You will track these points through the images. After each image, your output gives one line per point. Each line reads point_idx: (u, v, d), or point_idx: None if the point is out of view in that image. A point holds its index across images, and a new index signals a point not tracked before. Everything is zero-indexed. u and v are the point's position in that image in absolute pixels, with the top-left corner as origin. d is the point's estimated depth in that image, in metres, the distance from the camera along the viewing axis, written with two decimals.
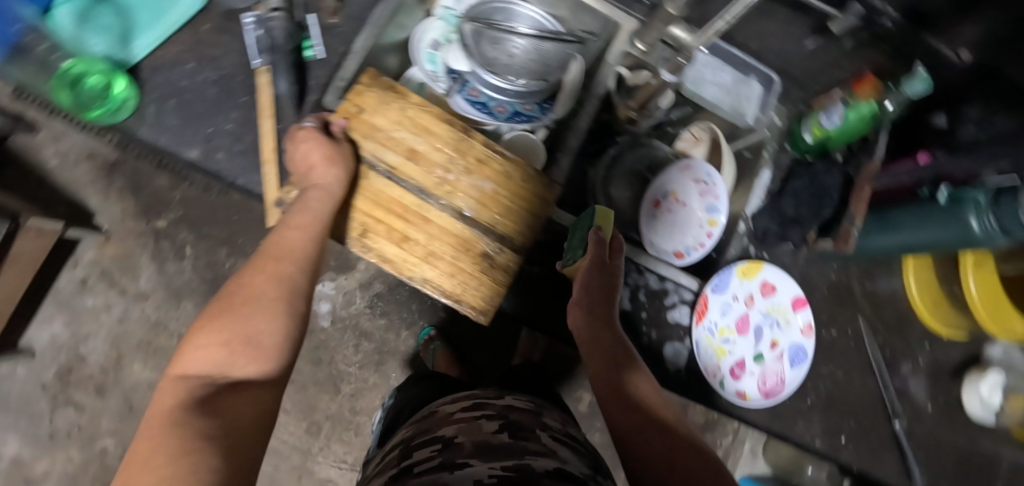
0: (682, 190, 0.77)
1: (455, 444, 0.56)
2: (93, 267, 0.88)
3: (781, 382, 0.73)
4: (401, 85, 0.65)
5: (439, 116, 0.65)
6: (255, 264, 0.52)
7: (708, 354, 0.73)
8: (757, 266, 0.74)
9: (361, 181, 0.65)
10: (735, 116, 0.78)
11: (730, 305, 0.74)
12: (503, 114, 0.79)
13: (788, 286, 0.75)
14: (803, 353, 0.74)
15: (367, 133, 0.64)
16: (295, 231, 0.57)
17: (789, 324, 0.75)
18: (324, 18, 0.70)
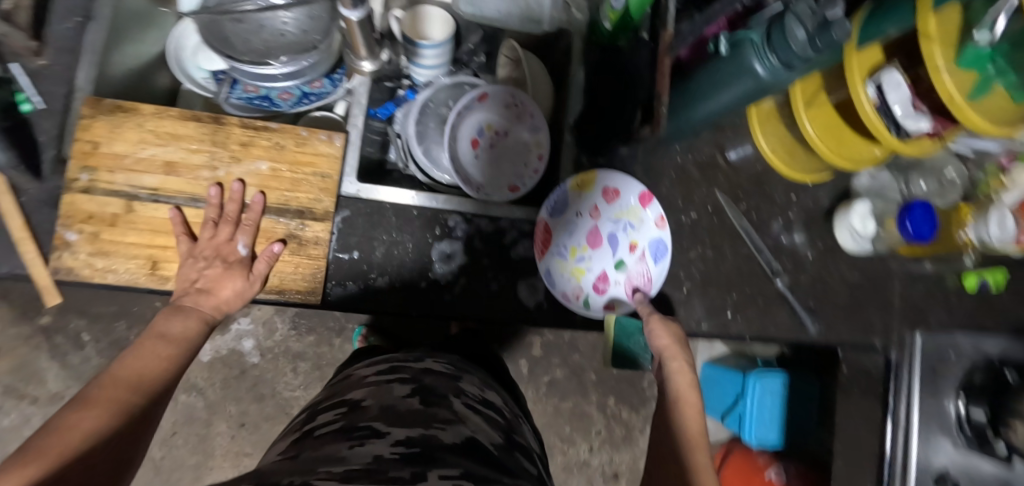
0: (496, 120, 0.72)
1: (360, 408, 0.45)
2: None
3: (649, 280, 0.70)
4: (127, 101, 0.61)
5: (183, 116, 0.62)
6: (122, 376, 0.41)
7: (566, 279, 0.69)
8: (590, 174, 0.70)
9: (126, 215, 0.60)
10: (529, 25, 0.77)
11: (576, 224, 0.71)
12: (289, 100, 0.73)
13: (630, 185, 0.71)
14: (664, 246, 0.70)
15: (111, 165, 0.60)
16: (165, 353, 0.47)
17: (642, 222, 0.71)
18: (29, 62, 0.64)
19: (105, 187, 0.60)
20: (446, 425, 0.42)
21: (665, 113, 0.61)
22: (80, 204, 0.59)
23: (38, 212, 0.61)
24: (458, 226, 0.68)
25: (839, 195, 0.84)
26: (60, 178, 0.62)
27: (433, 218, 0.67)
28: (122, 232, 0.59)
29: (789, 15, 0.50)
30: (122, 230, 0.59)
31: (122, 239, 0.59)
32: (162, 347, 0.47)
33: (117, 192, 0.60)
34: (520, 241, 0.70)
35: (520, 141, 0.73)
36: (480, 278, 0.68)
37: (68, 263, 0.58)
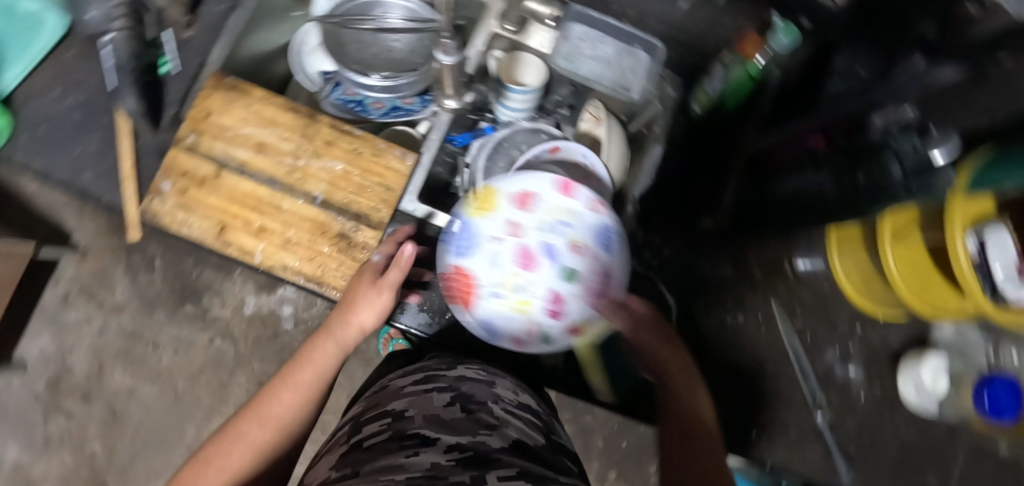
0: (562, 175, 0.72)
1: (406, 417, 0.47)
2: (73, 282, 1.11)
3: (605, 276, 0.57)
4: (244, 83, 0.68)
5: (285, 106, 0.68)
6: (240, 426, 0.45)
7: (509, 319, 0.57)
8: (488, 192, 0.58)
9: (214, 180, 0.66)
10: (617, 90, 0.73)
11: (499, 253, 0.56)
12: (379, 110, 0.78)
13: (541, 182, 0.58)
14: (610, 229, 0.58)
15: (215, 134, 0.66)
16: (286, 391, 0.49)
17: (577, 215, 0.57)
18: (177, 32, 0.72)
19: (204, 151, 0.66)
20: (491, 431, 0.46)
21: None
22: (181, 160, 0.66)
23: (146, 158, 0.68)
24: None
25: (913, 340, 0.76)
26: (172, 132, 0.69)
27: None
28: (207, 193, 0.65)
29: (889, 152, 0.46)
30: (207, 192, 0.65)
31: (205, 200, 0.65)
32: (289, 384, 0.50)
33: (212, 158, 0.66)
34: None
35: None
36: None
37: (156, 208, 0.65)
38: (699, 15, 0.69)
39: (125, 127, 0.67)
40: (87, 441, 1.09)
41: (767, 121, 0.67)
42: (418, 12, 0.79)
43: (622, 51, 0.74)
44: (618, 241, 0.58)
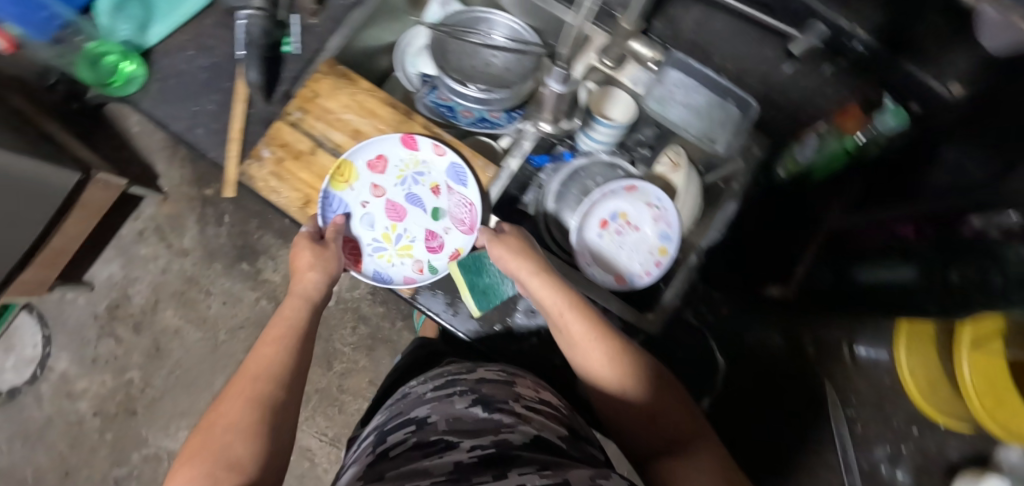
0: (633, 213, 0.73)
1: (429, 423, 0.55)
2: (148, 220, 1.57)
3: (470, 206, 0.74)
4: (353, 73, 0.73)
5: (384, 101, 0.74)
6: (237, 386, 0.54)
7: (398, 265, 0.76)
8: (344, 164, 0.72)
9: (309, 157, 0.72)
10: (703, 140, 0.72)
11: (370, 214, 0.76)
12: (467, 119, 0.81)
13: (389, 145, 0.74)
14: (460, 169, 0.74)
15: (318, 115, 0.72)
16: (268, 346, 0.59)
17: (427, 165, 0.76)
18: (305, 18, 0.76)
19: (306, 128, 0.72)
20: (513, 429, 0.52)
21: None
22: (284, 133, 0.71)
23: (255, 125, 0.74)
24: None
25: (971, 455, 0.74)
26: (281, 106, 0.75)
27: None
28: (300, 167, 0.71)
29: (999, 256, 0.45)
30: (298, 166, 0.71)
31: (297, 173, 0.71)
32: (263, 347, 0.59)
33: (312, 136, 0.72)
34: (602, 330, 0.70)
35: (647, 241, 0.73)
36: None
37: (253, 171, 0.70)
38: None
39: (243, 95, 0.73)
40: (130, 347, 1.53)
41: (857, 200, 0.67)
42: (520, 33, 0.82)
43: (714, 103, 0.73)
44: (472, 175, 0.74)
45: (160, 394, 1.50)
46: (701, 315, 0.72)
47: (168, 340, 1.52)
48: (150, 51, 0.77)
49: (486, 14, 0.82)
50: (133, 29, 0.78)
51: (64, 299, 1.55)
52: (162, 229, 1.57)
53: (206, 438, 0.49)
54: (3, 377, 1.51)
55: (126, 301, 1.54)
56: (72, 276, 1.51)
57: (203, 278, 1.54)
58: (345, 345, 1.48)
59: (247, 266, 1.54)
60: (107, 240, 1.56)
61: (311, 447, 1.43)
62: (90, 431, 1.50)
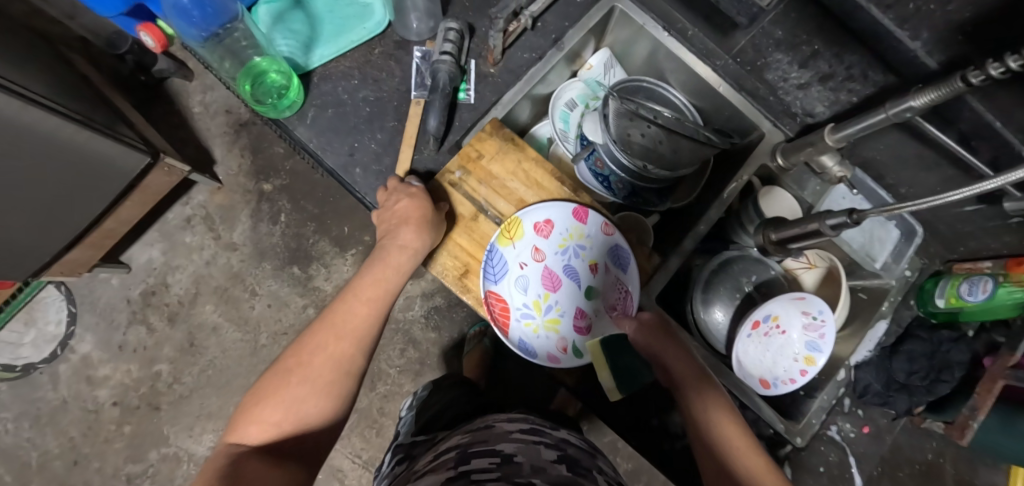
0: (786, 317, 0.72)
1: (514, 463, 0.51)
2: (199, 208, 1.38)
3: (626, 292, 0.70)
4: (520, 139, 0.70)
5: (552, 172, 0.71)
6: (323, 336, 0.54)
7: (543, 337, 0.71)
8: (513, 222, 0.67)
9: (469, 220, 0.69)
10: (864, 257, 0.74)
11: (526, 278, 0.70)
12: (622, 191, 0.81)
13: (559, 211, 0.70)
14: (623, 251, 0.70)
15: (484, 179, 0.69)
16: (362, 304, 0.58)
17: (591, 240, 0.70)
18: (481, 67, 0.74)
19: (468, 190, 0.69)
20: None
21: (973, 430, 0.62)
22: (443, 193, 0.69)
23: (419, 172, 0.71)
24: None
25: None
26: (447, 156, 0.73)
27: None
28: (461, 231, 0.69)
29: None
30: (459, 229, 0.69)
31: (454, 237, 0.68)
32: (343, 309, 0.57)
33: (476, 201, 0.69)
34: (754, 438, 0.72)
35: (794, 346, 0.72)
36: None
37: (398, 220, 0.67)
38: (979, 218, 0.67)
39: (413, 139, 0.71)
40: (150, 344, 1.34)
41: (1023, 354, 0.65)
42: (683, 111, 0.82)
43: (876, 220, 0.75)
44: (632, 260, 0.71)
45: (188, 392, 1.33)
46: (844, 432, 0.72)
47: (200, 336, 1.35)
48: (310, 73, 0.73)
49: (653, 86, 0.82)
50: (297, 47, 0.73)
51: (95, 278, 1.35)
52: (211, 219, 1.38)
53: (288, 388, 0.50)
54: (17, 353, 1.31)
55: (164, 289, 1.36)
56: (110, 255, 1.33)
57: (250, 276, 1.36)
58: (392, 367, 1.36)
59: (299, 271, 1.35)
60: (152, 221, 1.37)
61: (343, 469, 1.33)
62: (105, 423, 1.32)
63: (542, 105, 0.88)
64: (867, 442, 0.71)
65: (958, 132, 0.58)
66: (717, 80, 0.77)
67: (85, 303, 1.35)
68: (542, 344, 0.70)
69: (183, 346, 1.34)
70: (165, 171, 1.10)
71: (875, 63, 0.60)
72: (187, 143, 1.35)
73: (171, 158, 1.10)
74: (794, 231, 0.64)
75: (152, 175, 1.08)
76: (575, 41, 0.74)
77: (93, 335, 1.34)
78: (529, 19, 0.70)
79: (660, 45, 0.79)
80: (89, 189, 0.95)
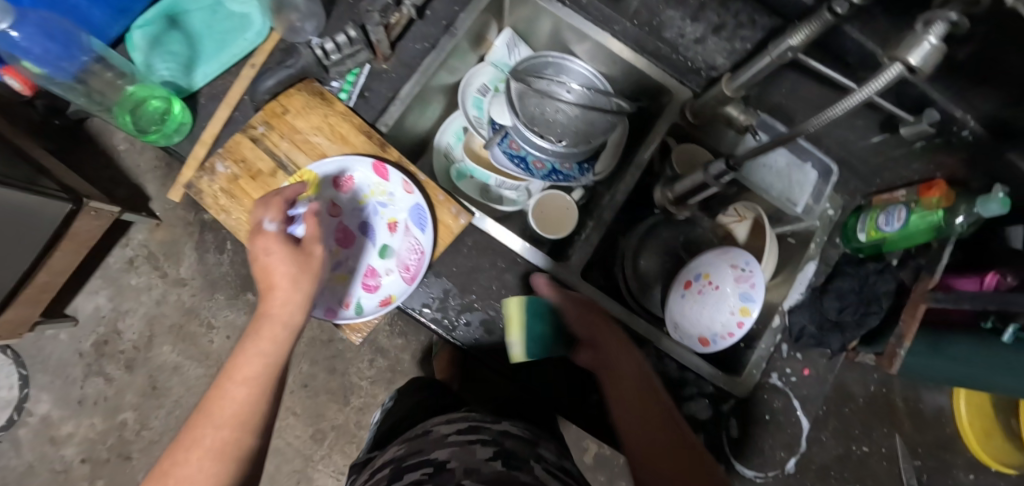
0: (716, 273, 0.72)
1: (445, 470, 0.49)
2: (142, 248, 1.33)
3: (421, 253, 0.65)
4: (330, 94, 0.68)
5: (359, 127, 0.67)
6: (201, 431, 0.43)
7: (325, 292, 0.65)
8: (305, 175, 0.65)
9: (267, 178, 0.66)
10: (783, 202, 0.74)
11: (316, 231, 0.66)
12: (540, 171, 0.78)
13: (359, 167, 0.66)
14: (421, 213, 0.65)
15: (285, 133, 0.66)
16: (246, 383, 0.46)
17: (394, 198, 0.66)
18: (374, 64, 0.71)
19: (269, 145, 0.67)
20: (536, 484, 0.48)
21: (901, 358, 0.64)
22: (243, 148, 0.67)
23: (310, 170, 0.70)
24: (650, 357, 0.69)
25: None
26: None
27: (630, 337, 0.69)
28: (256, 187, 0.66)
29: None
30: (253, 186, 0.66)
31: (250, 194, 0.66)
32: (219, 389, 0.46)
33: (275, 155, 0.66)
34: (697, 398, 0.69)
35: (730, 301, 0.71)
36: None
37: (203, 186, 0.66)
38: (886, 149, 0.68)
39: (305, 144, 0.67)
40: (109, 392, 1.30)
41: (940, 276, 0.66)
42: (593, 81, 0.80)
43: (793, 164, 0.75)
44: (434, 219, 0.65)
45: (157, 436, 1.29)
46: (785, 378, 0.71)
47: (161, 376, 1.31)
48: (195, 93, 0.70)
49: (559, 59, 0.80)
50: (177, 69, 0.70)
51: (41, 336, 1.30)
52: (154, 258, 1.33)
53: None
54: None
55: (117, 337, 1.31)
56: (52, 309, 1.28)
57: (204, 310, 1.32)
58: (363, 379, 1.33)
59: (253, 296, 1.32)
60: (92, 269, 1.32)
61: None
62: (76, 482, 1.28)
63: (453, 95, 0.86)
64: (808, 383, 0.71)
65: (845, 64, 0.58)
66: (617, 46, 0.76)
67: (34, 362, 1.30)
68: (324, 300, 0.65)
69: (145, 390, 1.30)
70: (93, 214, 1.04)
71: (756, 6, 0.59)
72: (116, 182, 1.30)
73: (98, 198, 1.05)
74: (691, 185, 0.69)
75: (79, 221, 1.01)
76: (468, 25, 0.72)
77: (46, 394, 1.29)
78: (413, 8, 0.68)
79: (559, 18, 0.78)
80: (16, 249, 0.91)
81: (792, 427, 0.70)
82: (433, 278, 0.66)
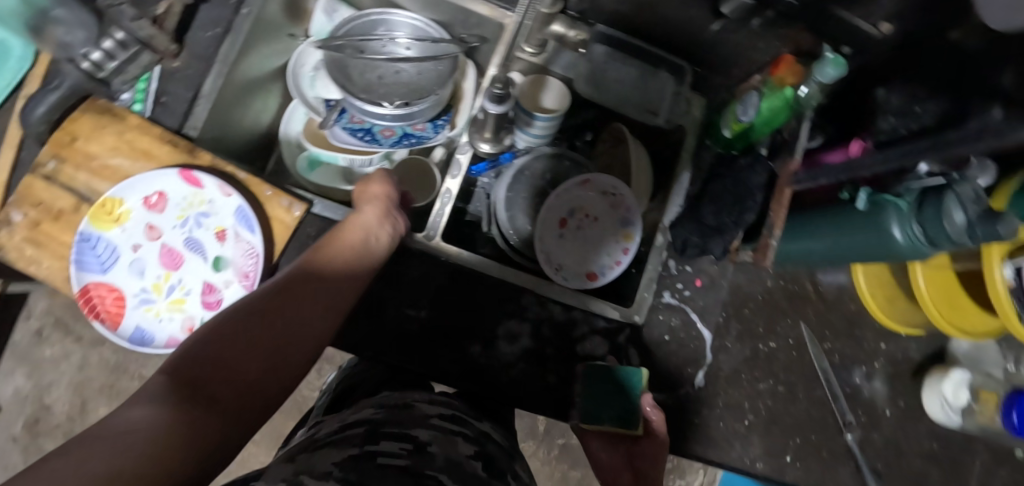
0: (590, 204, 0.70)
1: (428, 453, 0.46)
2: (45, 316, 1.11)
3: (255, 255, 0.59)
4: (120, 107, 0.61)
5: (161, 138, 0.60)
6: (294, 277, 0.51)
7: (162, 322, 0.60)
8: (102, 204, 0.57)
9: (72, 216, 0.59)
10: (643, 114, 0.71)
11: (139, 260, 0.61)
12: (389, 138, 0.73)
13: (165, 181, 0.60)
14: (244, 214, 0.59)
15: (78, 163, 0.59)
16: (334, 255, 0.53)
17: (214, 205, 0.61)
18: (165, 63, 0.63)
19: (64, 181, 0.59)
20: None
21: (774, 248, 0.61)
22: (36, 189, 0.59)
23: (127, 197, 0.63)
24: (531, 306, 0.66)
25: (934, 353, 0.77)
26: None
27: (506, 290, 0.66)
28: (62, 229, 0.59)
29: (949, 194, 0.46)
30: (57, 228, 0.59)
31: (59, 237, 0.59)
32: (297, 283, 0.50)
33: (74, 190, 0.59)
34: (590, 337, 0.67)
35: (606, 230, 0.70)
36: (540, 367, 0.65)
37: (1, 240, 0.58)
38: (728, 35, 0.64)
39: (108, 171, 0.60)
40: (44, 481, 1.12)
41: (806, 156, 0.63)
42: (425, 30, 0.73)
43: (648, 72, 0.70)
44: (263, 219, 0.60)
45: None
46: (678, 293, 0.70)
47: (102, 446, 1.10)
48: None
49: (384, 14, 0.72)
50: None
51: None
52: (64, 322, 1.11)
53: (203, 367, 0.43)
54: None
55: (48, 412, 1.10)
56: None
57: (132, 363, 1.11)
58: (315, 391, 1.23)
59: None
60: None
61: None
62: None
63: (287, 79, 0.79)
64: (699, 292, 0.70)
65: None
66: None
67: None
68: (165, 330, 0.59)
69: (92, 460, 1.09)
70: None
71: None
72: None
73: None
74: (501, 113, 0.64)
75: None
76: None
77: None
78: None
79: None
80: None
81: (694, 341, 0.69)
82: None
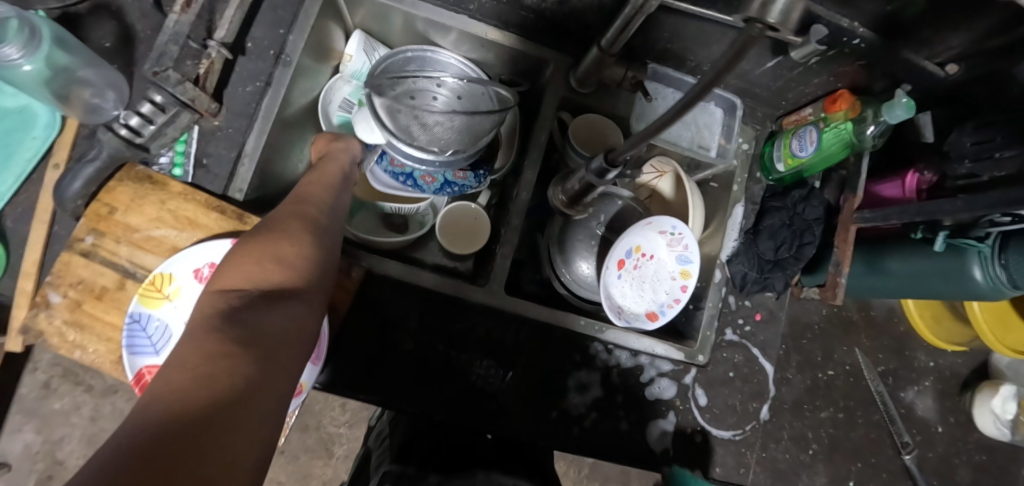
0: (647, 244, 0.68)
1: None
2: (53, 368, 0.99)
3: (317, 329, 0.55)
4: (161, 174, 0.57)
5: (207, 204, 0.57)
6: (280, 213, 0.48)
7: None
8: (155, 280, 0.54)
9: (117, 293, 0.55)
10: (697, 150, 0.69)
11: None
12: (431, 185, 0.70)
13: (217, 250, 0.56)
14: None
15: (120, 236, 0.55)
16: (312, 189, 0.53)
17: None
18: (205, 123, 0.60)
19: (106, 256, 0.55)
20: None
21: (844, 287, 0.60)
22: (74, 267, 0.55)
23: None
24: (599, 354, 0.66)
25: (976, 366, 0.79)
26: None
27: (573, 340, 0.65)
28: (106, 308, 0.55)
29: None
30: (101, 308, 0.55)
31: (102, 317, 0.55)
32: (293, 209, 0.49)
33: (116, 265, 0.55)
34: (656, 380, 0.67)
35: (667, 268, 0.68)
36: (611, 415, 0.64)
37: (40, 325, 0.53)
38: (781, 71, 0.64)
39: (150, 243, 0.56)
40: None
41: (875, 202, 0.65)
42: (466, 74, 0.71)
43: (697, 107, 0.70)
44: None
45: None
46: (739, 329, 0.70)
47: None
48: None
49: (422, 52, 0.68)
50: None
51: None
52: (74, 373, 1.00)
53: (248, 288, 0.39)
54: None
55: (62, 469, 0.98)
56: None
57: None
58: (339, 426, 1.18)
59: None
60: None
61: None
62: None
63: None
64: (759, 326, 0.70)
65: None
66: (478, 28, 0.67)
67: None
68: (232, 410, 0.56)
69: None
70: None
71: None
72: None
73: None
74: (577, 187, 0.60)
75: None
76: (303, 50, 0.62)
77: None
78: (223, 48, 0.57)
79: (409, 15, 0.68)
80: None
81: (757, 376, 0.69)
82: (342, 344, 0.59)
